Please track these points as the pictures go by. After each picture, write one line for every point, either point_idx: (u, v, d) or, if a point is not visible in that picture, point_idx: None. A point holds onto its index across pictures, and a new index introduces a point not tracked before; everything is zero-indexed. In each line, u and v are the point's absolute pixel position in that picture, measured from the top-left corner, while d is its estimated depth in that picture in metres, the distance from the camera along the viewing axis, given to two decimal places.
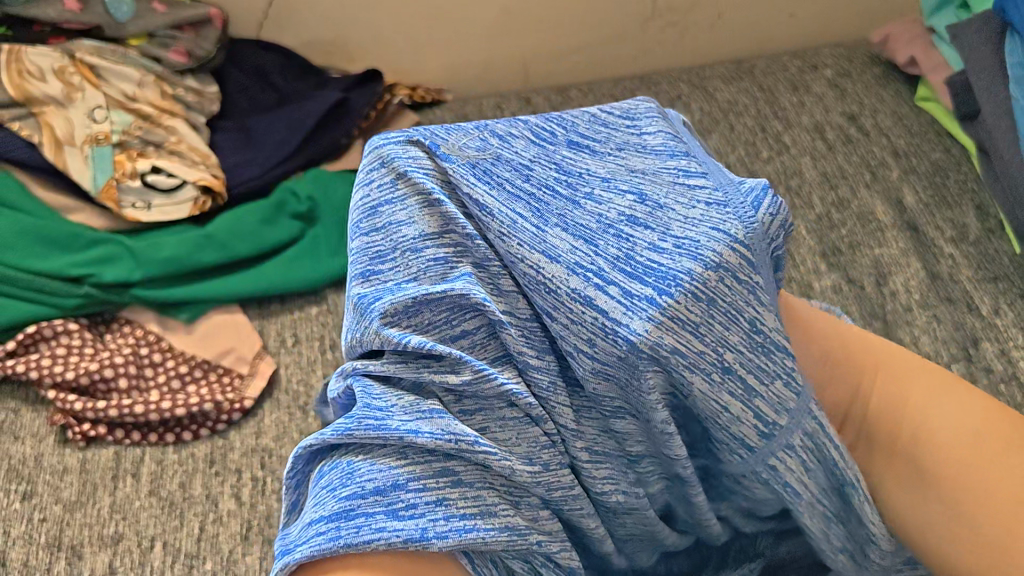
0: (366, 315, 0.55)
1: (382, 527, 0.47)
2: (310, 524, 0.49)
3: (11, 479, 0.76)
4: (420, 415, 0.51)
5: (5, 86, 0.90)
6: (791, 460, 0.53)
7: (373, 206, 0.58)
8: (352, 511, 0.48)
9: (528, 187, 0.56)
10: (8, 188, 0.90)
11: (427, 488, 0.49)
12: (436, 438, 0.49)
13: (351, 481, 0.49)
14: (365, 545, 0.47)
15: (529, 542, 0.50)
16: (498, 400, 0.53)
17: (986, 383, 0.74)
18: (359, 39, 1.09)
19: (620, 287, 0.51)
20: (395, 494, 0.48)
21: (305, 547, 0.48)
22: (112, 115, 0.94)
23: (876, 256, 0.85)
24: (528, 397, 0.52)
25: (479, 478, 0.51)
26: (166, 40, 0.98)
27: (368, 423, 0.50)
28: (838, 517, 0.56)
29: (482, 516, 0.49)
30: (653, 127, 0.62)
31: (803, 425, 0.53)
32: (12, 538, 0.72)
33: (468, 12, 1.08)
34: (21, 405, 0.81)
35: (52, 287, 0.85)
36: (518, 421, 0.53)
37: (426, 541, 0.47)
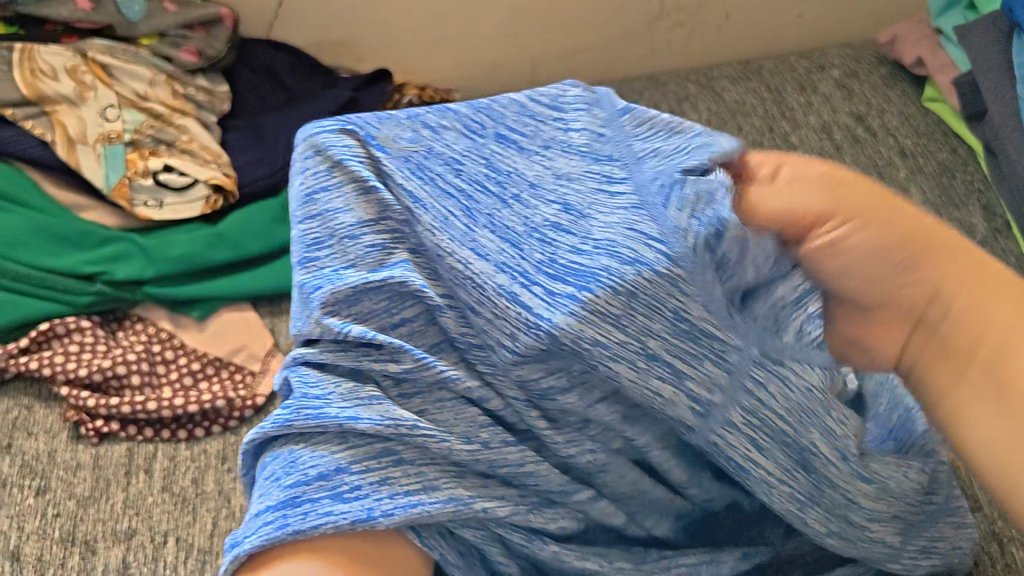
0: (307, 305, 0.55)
1: (328, 511, 0.47)
2: (258, 514, 0.49)
3: (24, 474, 0.76)
4: (358, 401, 0.51)
5: (17, 85, 0.91)
6: (731, 437, 0.49)
7: (307, 193, 0.59)
8: (298, 498, 0.48)
9: (459, 184, 0.58)
10: (20, 185, 0.90)
11: (370, 470, 0.49)
12: (376, 423, 0.49)
13: (295, 469, 0.49)
14: (312, 529, 0.47)
15: (471, 511, 0.49)
16: (437, 387, 0.53)
17: None
18: (368, 39, 1.09)
19: (542, 286, 0.52)
20: (339, 477, 0.49)
21: (253, 536, 0.48)
22: (124, 114, 0.94)
23: None
24: (466, 382, 0.53)
25: (417, 457, 0.50)
26: (177, 40, 0.99)
27: (307, 413, 0.50)
28: (813, 497, 0.50)
29: (424, 492, 0.49)
30: (578, 121, 0.62)
31: (735, 405, 0.49)
32: (26, 533, 0.72)
33: (476, 12, 1.08)
34: (33, 402, 0.82)
35: (64, 284, 0.86)
36: (456, 402, 0.53)
37: (370, 521, 0.47)
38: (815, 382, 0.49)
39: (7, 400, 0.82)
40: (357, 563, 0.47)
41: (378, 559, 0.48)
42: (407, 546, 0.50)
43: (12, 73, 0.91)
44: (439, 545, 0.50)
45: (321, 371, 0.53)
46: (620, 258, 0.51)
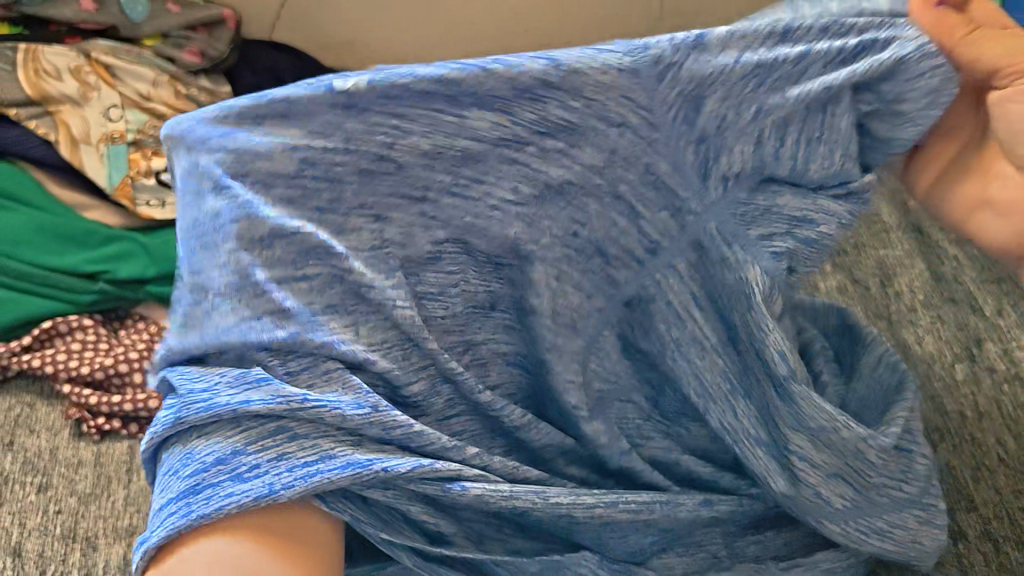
0: (188, 344, 0.50)
1: (230, 492, 0.45)
2: (160, 506, 0.46)
3: (26, 471, 0.77)
4: (247, 384, 0.47)
5: (21, 85, 0.91)
6: (674, 285, 0.55)
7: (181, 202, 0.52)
8: (199, 485, 0.45)
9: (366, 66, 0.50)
10: (23, 183, 0.91)
11: (266, 448, 0.46)
12: (267, 402, 0.46)
13: (192, 460, 0.46)
14: (218, 512, 0.44)
15: (375, 473, 0.47)
16: (321, 356, 0.49)
17: (989, 383, 0.75)
18: (369, 41, 1.10)
19: (537, 145, 0.51)
20: (237, 459, 0.46)
21: (159, 529, 0.45)
22: (127, 114, 0.95)
23: (881, 257, 0.87)
24: (347, 350, 0.50)
25: (316, 429, 0.48)
26: (180, 40, 1.00)
27: (197, 407, 0.47)
28: (743, 386, 0.57)
29: (326, 459, 0.47)
30: None
31: (670, 277, 0.55)
32: (27, 529, 0.73)
33: (477, 14, 1.09)
34: (36, 399, 0.82)
35: (67, 283, 0.87)
36: (340, 371, 0.50)
37: (274, 495, 0.45)
38: (756, 278, 0.53)
39: (9, 397, 0.82)
40: (266, 539, 0.45)
41: (289, 536, 0.46)
42: (318, 515, 0.48)
43: (16, 73, 0.91)
44: (348, 508, 0.48)
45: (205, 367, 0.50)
46: (608, 120, 0.50)
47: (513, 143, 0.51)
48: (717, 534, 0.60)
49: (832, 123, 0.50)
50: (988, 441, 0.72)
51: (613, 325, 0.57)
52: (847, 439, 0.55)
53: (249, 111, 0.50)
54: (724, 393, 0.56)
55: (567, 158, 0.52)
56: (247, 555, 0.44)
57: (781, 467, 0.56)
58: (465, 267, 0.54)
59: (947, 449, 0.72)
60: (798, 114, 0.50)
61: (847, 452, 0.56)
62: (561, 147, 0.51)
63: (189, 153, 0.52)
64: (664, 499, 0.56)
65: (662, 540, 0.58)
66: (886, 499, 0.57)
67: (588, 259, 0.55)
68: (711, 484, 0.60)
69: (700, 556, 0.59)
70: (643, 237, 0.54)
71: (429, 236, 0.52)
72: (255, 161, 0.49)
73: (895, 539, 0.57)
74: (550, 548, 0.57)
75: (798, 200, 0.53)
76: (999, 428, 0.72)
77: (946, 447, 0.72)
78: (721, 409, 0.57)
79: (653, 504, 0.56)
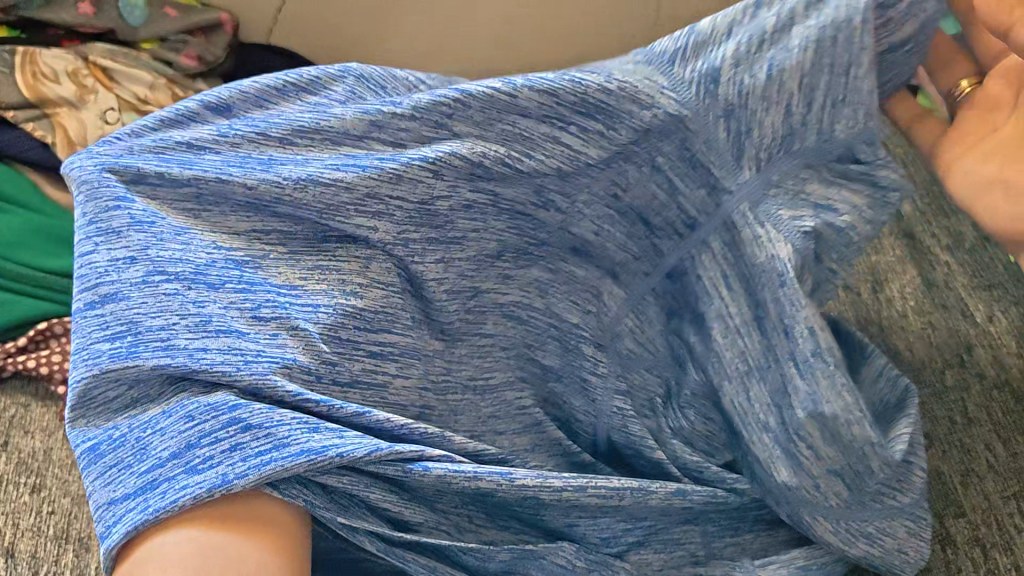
0: (138, 285, 0.54)
1: (186, 484, 0.49)
2: (116, 504, 0.50)
3: (20, 472, 0.77)
4: (207, 332, 0.53)
5: (18, 87, 0.92)
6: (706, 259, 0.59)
7: (110, 215, 0.56)
8: (157, 479, 0.50)
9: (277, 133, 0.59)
10: (20, 184, 0.91)
11: (220, 439, 0.50)
12: (224, 354, 0.52)
13: (149, 455, 0.51)
14: (174, 505, 0.49)
15: (329, 459, 0.50)
16: (279, 326, 0.55)
17: (978, 389, 0.75)
18: (365, 48, 1.11)
19: (577, 126, 0.58)
20: (191, 452, 0.50)
21: (120, 527, 0.49)
22: (124, 116, 0.95)
23: (873, 262, 0.87)
24: (305, 325, 0.56)
25: (269, 417, 0.51)
26: (177, 44, 0.99)
27: (157, 353, 0.52)
28: (758, 371, 0.59)
29: (279, 447, 0.50)
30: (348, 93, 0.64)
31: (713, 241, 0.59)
32: (20, 530, 0.73)
33: (473, 19, 1.10)
34: (30, 401, 0.83)
35: (60, 284, 0.87)
36: (301, 344, 0.55)
37: (228, 484, 0.49)
38: (784, 253, 0.55)
39: (6, 398, 0.83)
40: (230, 523, 0.50)
41: (252, 517, 0.50)
42: (279, 506, 0.52)
43: (14, 76, 0.92)
44: (298, 492, 0.52)
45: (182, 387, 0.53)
46: (642, 102, 0.56)
47: (556, 121, 0.58)
48: (696, 534, 0.66)
49: (857, 83, 0.53)
50: (977, 448, 0.72)
51: (657, 295, 0.63)
52: (861, 440, 0.59)
53: (250, 137, 0.59)
54: (740, 376, 0.60)
55: (605, 140, 0.58)
56: (216, 539, 0.49)
57: (789, 458, 0.60)
58: (487, 217, 0.61)
59: (936, 455, 0.72)
60: (820, 71, 0.54)
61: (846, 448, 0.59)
62: (600, 129, 0.58)
63: (160, 145, 0.59)
64: (636, 486, 0.60)
65: (637, 532, 0.63)
66: (878, 506, 0.63)
67: (631, 224, 0.62)
68: (697, 474, 0.65)
69: (678, 554, 0.65)
70: (684, 212, 0.59)
71: (471, 186, 0.60)
72: (338, 146, 0.60)
73: (882, 545, 0.64)
74: (528, 538, 0.61)
75: (832, 164, 0.56)
76: (988, 435, 0.73)
77: (935, 454, 0.72)
78: (736, 390, 0.60)
79: (624, 491, 0.59)
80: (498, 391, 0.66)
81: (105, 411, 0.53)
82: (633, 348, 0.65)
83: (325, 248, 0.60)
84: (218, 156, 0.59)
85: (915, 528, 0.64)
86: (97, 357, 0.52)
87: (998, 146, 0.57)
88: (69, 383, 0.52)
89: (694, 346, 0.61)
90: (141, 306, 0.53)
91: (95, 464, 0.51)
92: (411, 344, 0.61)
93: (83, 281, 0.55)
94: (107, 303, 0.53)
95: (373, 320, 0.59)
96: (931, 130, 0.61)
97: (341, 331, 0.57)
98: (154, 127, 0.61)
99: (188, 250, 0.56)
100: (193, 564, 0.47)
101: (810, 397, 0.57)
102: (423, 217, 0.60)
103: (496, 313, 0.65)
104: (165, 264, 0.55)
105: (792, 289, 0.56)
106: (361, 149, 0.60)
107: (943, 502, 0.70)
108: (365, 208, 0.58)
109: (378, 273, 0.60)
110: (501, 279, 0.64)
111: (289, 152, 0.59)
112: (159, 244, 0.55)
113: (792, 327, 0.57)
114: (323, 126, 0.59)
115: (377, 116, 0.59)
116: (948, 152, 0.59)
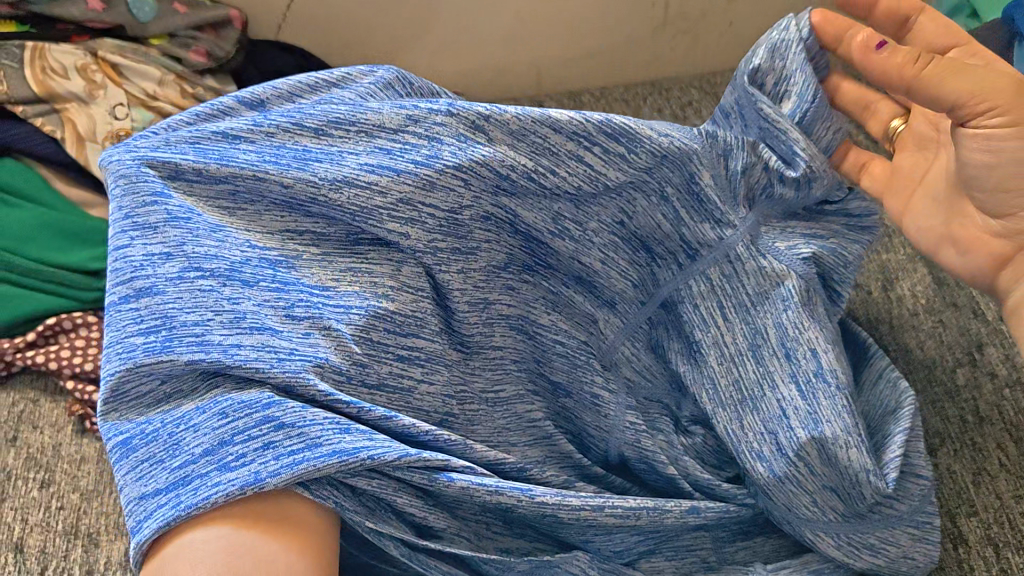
0: (174, 281, 0.55)
1: (217, 482, 0.50)
2: (147, 499, 0.51)
3: (29, 467, 0.77)
4: (241, 329, 0.55)
5: (27, 82, 0.92)
6: (702, 287, 0.64)
7: (150, 211, 0.57)
8: (189, 476, 0.51)
9: (314, 125, 0.61)
10: (31, 180, 0.91)
11: (253, 437, 0.51)
12: (257, 351, 0.54)
13: (181, 451, 0.52)
14: (206, 502, 0.50)
15: (360, 461, 0.51)
16: (312, 325, 0.57)
17: (990, 390, 0.74)
18: (374, 45, 1.11)
19: (602, 147, 0.62)
20: (224, 450, 0.51)
21: (152, 522, 0.50)
22: (133, 112, 0.95)
23: (883, 261, 0.87)
24: (337, 325, 0.57)
25: (303, 416, 0.52)
26: (187, 40, 1.00)
27: (190, 346, 0.53)
28: (754, 400, 0.63)
29: (311, 447, 0.51)
30: (375, 90, 0.67)
31: (719, 264, 0.64)
32: (30, 525, 0.73)
33: (485, 16, 1.09)
34: (40, 396, 0.83)
35: (70, 279, 0.87)
36: (336, 342, 0.57)
37: (260, 483, 0.50)
38: (788, 278, 0.63)
39: (14, 394, 0.83)
40: (258, 524, 0.50)
41: (281, 517, 0.51)
42: (309, 507, 0.53)
43: (23, 71, 0.92)
44: (330, 494, 0.53)
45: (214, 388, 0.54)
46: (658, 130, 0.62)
47: (582, 140, 0.62)
48: (706, 539, 0.65)
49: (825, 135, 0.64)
50: (989, 446, 0.72)
51: (651, 323, 0.67)
52: (855, 468, 0.61)
53: (289, 128, 0.61)
54: (734, 403, 0.64)
55: (625, 163, 0.62)
56: (244, 538, 0.50)
57: (786, 479, 0.62)
58: (503, 232, 0.64)
59: (947, 454, 0.73)
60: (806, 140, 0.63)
61: (844, 475, 0.61)
62: (622, 152, 0.62)
63: (196, 136, 0.61)
64: (651, 505, 0.60)
65: (647, 542, 0.63)
66: (877, 517, 0.63)
67: (633, 250, 0.65)
68: (709, 492, 0.65)
69: (689, 561, 0.65)
70: (685, 245, 0.64)
71: (494, 201, 0.62)
72: (371, 137, 0.61)
73: (886, 554, 0.63)
74: (543, 546, 0.62)
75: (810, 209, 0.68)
76: (1000, 434, 0.72)
77: (946, 452, 0.72)
78: (728, 417, 0.64)
79: (639, 511, 0.59)
80: (509, 403, 0.65)
81: (135, 406, 0.53)
82: (629, 377, 0.67)
83: (357, 250, 0.62)
84: (252, 146, 0.61)
85: (918, 534, 0.63)
86: (131, 350, 0.52)
87: (938, 197, 0.61)
88: (101, 377, 0.53)
89: (693, 372, 0.65)
90: (178, 302, 0.55)
91: (128, 456, 0.52)
92: (437, 351, 0.62)
93: (117, 274, 0.56)
94: (142, 297, 0.54)
95: (403, 324, 0.60)
96: (880, 177, 0.64)
97: (371, 333, 0.59)
98: (188, 124, 0.63)
99: (223, 248, 0.57)
100: (224, 562, 0.48)
101: (812, 418, 0.61)
102: (450, 227, 0.62)
103: (502, 325, 0.65)
104: (201, 260, 0.56)
105: (793, 312, 0.62)
106: (396, 143, 0.61)
107: (953, 500, 0.70)
108: (400, 212, 0.60)
109: (411, 276, 0.62)
110: (506, 289, 0.65)
111: (323, 144, 0.61)
112: (194, 240, 0.57)
113: (793, 349, 0.62)
114: (359, 120, 0.61)
115: (415, 114, 0.61)
116: (896, 203, 0.63)
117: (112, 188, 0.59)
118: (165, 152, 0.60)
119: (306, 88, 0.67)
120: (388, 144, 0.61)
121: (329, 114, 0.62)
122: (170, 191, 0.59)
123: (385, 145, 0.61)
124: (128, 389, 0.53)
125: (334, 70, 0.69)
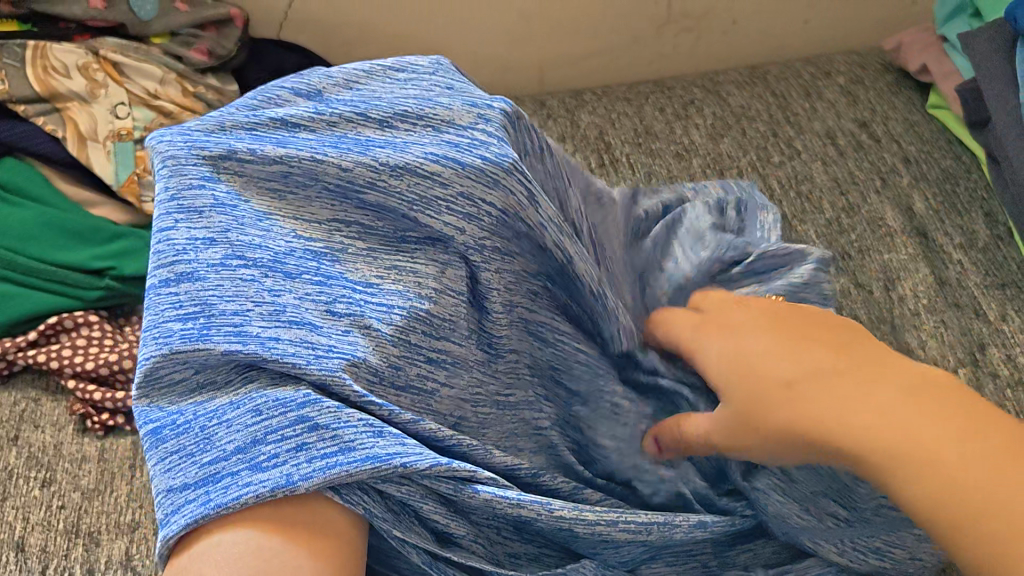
0: (216, 268, 0.55)
1: (248, 482, 0.50)
2: (174, 493, 0.51)
3: (30, 466, 0.77)
4: (280, 321, 0.55)
5: (29, 81, 0.92)
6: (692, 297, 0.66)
7: (193, 197, 0.58)
8: (219, 473, 0.51)
9: (376, 117, 0.64)
10: (33, 179, 0.91)
11: (287, 437, 0.51)
12: (296, 345, 0.54)
13: (212, 447, 0.52)
14: (235, 502, 0.50)
15: (392, 467, 0.51)
16: (351, 321, 0.57)
17: (992, 391, 0.73)
18: (376, 40, 1.12)
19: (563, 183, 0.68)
20: (258, 448, 0.51)
21: (178, 518, 0.50)
22: (135, 111, 0.95)
23: (886, 260, 0.83)
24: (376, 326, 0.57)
25: (337, 418, 0.52)
26: (188, 39, 1.01)
27: (229, 331, 0.53)
28: None
29: (345, 451, 0.51)
30: (428, 82, 0.70)
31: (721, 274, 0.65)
32: (31, 524, 0.73)
33: (487, 15, 1.10)
34: (41, 394, 0.83)
35: (72, 279, 0.87)
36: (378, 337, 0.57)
37: (291, 486, 0.50)
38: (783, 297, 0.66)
39: (16, 392, 0.83)
40: (284, 528, 0.50)
41: (310, 520, 0.51)
42: (330, 509, 0.52)
43: (25, 70, 0.92)
44: (360, 500, 0.53)
45: (256, 379, 0.54)
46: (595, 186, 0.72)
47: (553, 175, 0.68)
48: (708, 545, 0.65)
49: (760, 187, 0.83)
50: None
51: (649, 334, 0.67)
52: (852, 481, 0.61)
53: (352, 118, 0.64)
54: None
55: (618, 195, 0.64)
56: (270, 543, 0.49)
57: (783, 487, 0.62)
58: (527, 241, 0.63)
59: None
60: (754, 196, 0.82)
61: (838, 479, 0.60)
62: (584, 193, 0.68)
63: (251, 124, 0.62)
64: (661, 520, 0.60)
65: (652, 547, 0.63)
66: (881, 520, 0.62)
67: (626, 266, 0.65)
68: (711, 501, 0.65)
69: (690, 565, 0.64)
70: None
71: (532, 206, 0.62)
72: (438, 130, 0.63)
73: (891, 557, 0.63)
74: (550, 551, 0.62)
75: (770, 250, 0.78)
76: None
77: None
78: None
79: (650, 525, 0.59)
80: (518, 408, 0.65)
81: (170, 392, 0.54)
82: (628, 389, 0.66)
83: (404, 248, 0.62)
84: (312, 133, 0.63)
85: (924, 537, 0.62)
86: (169, 335, 0.52)
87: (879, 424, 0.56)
88: (137, 360, 0.53)
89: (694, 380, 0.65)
90: (222, 288, 0.55)
91: (163, 444, 0.52)
92: (463, 354, 0.62)
93: (159, 256, 0.56)
94: (182, 282, 0.55)
95: (438, 328, 0.60)
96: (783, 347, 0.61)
97: (409, 334, 0.59)
98: (240, 109, 0.64)
99: (266, 239, 0.58)
100: (253, 564, 0.48)
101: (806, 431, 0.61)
102: (501, 227, 0.61)
103: (519, 329, 0.65)
104: (244, 249, 0.57)
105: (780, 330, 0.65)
106: (462, 136, 0.62)
107: None
108: (455, 206, 0.60)
109: (451, 279, 0.62)
110: (527, 293, 0.64)
111: (387, 135, 0.63)
112: (240, 229, 0.58)
113: None
114: (427, 114, 0.64)
115: (482, 112, 0.64)
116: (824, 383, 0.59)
117: (158, 168, 0.60)
118: (219, 137, 0.61)
119: (362, 75, 0.70)
120: (456, 139, 0.62)
121: (391, 118, 0.64)
122: (216, 178, 0.60)
123: (451, 138, 0.62)
124: (162, 375, 0.53)
125: (388, 61, 0.72)
